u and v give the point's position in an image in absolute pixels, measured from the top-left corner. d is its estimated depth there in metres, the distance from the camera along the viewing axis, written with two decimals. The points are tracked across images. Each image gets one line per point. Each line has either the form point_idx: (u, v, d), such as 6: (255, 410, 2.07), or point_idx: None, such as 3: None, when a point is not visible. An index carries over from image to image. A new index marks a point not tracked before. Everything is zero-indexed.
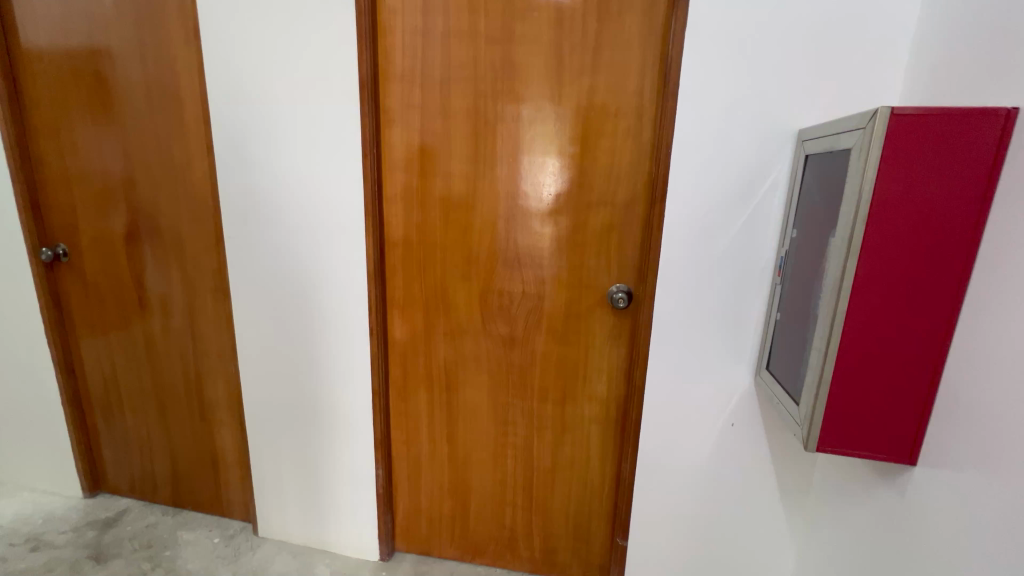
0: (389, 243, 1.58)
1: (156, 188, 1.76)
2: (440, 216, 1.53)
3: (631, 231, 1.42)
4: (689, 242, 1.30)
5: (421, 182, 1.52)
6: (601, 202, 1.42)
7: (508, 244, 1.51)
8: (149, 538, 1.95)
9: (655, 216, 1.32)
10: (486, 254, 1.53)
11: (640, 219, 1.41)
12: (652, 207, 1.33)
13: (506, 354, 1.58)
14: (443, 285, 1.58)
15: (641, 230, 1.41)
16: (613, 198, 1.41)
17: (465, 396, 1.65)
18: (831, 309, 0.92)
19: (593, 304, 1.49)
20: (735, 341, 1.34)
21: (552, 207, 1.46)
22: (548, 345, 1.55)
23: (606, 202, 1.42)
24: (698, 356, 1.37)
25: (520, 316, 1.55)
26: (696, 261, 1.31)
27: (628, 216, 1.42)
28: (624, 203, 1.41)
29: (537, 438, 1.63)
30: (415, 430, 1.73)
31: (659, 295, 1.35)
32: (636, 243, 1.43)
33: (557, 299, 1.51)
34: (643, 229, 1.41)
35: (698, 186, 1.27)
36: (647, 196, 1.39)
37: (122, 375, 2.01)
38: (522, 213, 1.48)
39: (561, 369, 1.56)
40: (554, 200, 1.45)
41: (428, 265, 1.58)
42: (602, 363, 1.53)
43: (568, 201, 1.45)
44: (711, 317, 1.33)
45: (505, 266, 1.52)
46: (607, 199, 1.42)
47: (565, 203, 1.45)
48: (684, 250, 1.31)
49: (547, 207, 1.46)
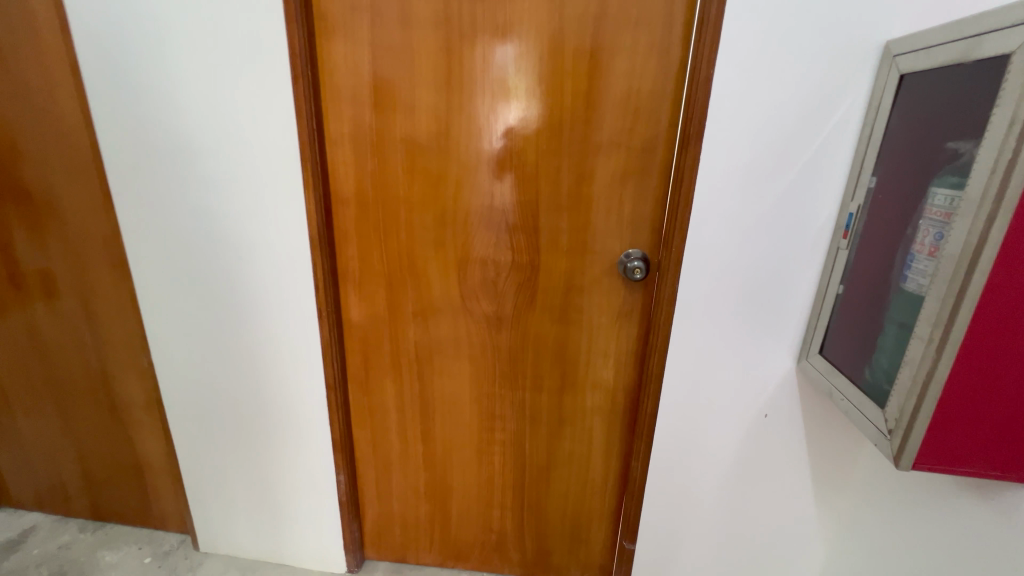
0: (337, 201, 1.22)
1: (11, 129, 1.30)
2: (403, 163, 1.18)
3: (651, 183, 1.12)
4: (727, 198, 1.02)
5: (375, 118, 1.15)
6: (614, 143, 1.10)
7: (492, 201, 1.18)
8: (63, 563, 1.62)
9: (686, 161, 1.02)
10: (463, 214, 1.20)
11: (663, 168, 1.11)
12: (682, 151, 1.02)
13: (491, 336, 1.29)
14: (410, 254, 1.24)
15: (665, 182, 1.11)
16: (630, 140, 1.10)
17: (441, 386, 1.36)
18: (958, 287, 0.67)
19: (599, 276, 1.20)
20: (778, 319, 1.09)
21: (549, 151, 1.13)
22: (543, 326, 1.26)
23: (620, 146, 1.10)
24: (730, 338, 1.12)
25: (508, 291, 1.24)
26: (736, 221, 1.03)
27: (647, 164, 1.11)
28: (645, 146, 1.10)
29: (530, 432, 1.38)
30: (382, 427, 1.44)
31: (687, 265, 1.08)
32: (657, 198, 1.13)
33: (555, 272, 1.21)
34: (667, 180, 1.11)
35: (743, 123, 0.97)
36: (672, 137, 1.08)
37: (6, 372, 1.60)
38: (510, 160, 1.15)
39: (559, 354, 1.29)
40: (550, 141, 1.12)
41: (388, 229, 1.23)
42: (609, 346, 1.26)
43: (570, 143, 1.12)
44: (750, 290, 1.08)
45: (488, 228, 1.20)
46: (623, 142, 1.10)
47: (567, 147, 1.12)
48: (721, 209, 1.03)
49: (541, 151, 1.13)
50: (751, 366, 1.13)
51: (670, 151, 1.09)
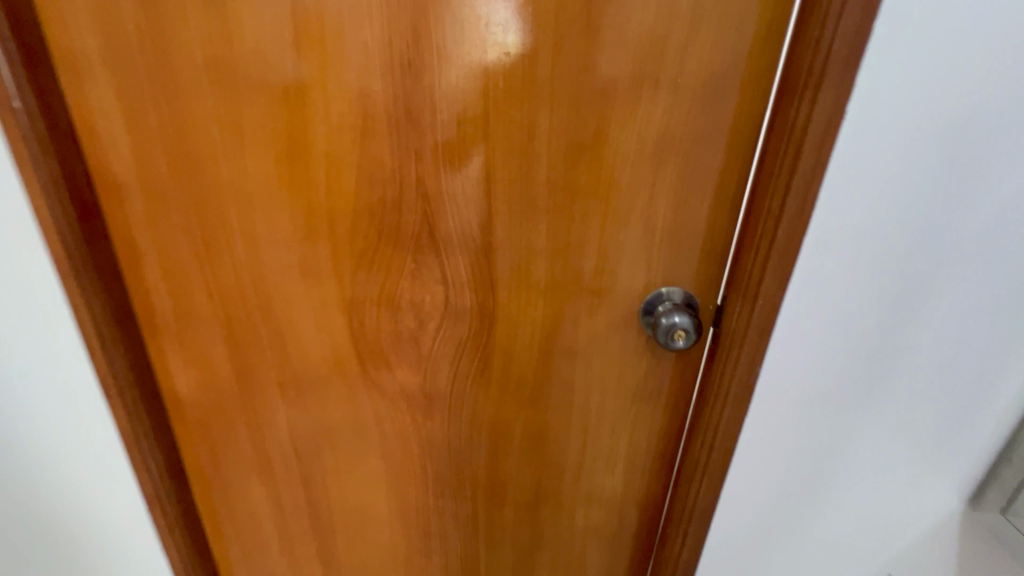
0: (109, 189, 0.64)
1: None
2: (223, 119, 0.59)
3: (711, 164, 0.56)
4: (872, 214, 0.51)
5: (149, 21, 0.55)
6: (644, 81, 0.54)
7: (402, 198, 0.61)
8: None
9: (800, 131, 0.48)
10: (349, 221, 0.63)
11: (743, 132, 0.55)
12: (796, 106, 0.48)
13: (417, 422, 0.76)
14: (262, 289, 0.69)
15: (744, 160, 0.56)
16: (680, 73, 0.53)
17: (342, 491, 0.84)
18: None
19: (603, 331, 0.67)
20: (934, 434, 0.61)
21: (513, 103, 0.56)
22: (503, 412, 0.74)
23: (658, 86, 0.54)
24: (833, 455, 0.64)
25: (441, 353, 0.70)
26: (883, 265, 0.53)
27: (705, 126, 0.55)
28: (708, 87, 0.53)
29: (486, 557, 0.87)
30: (256, 544, 0.92)
31: (780, 327, 0.56)
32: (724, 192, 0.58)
33: (523, 328, 0.67)
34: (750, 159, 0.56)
35: (948, 67, 0.45)
36: (762, 70, 0.52)
37: None
38: (433, 116, 0.57)
39: (531, 453, 0.77)
40: (517, 83, 0.55)
41: (216, 245, 0.67)
42: (616, 442, 0.74)
43: (558, 88, 0.55)
44: (886, 384, 0.59)
45: (402, 255, 0.64)
46: (664, 78, 0.53)
47: (551, 93, 0.55)
48: (854, 240, 0.52)
49: (500, 104, 0.56)
50: (860, 494, 0.67)
51: (760, 97, 0.53)
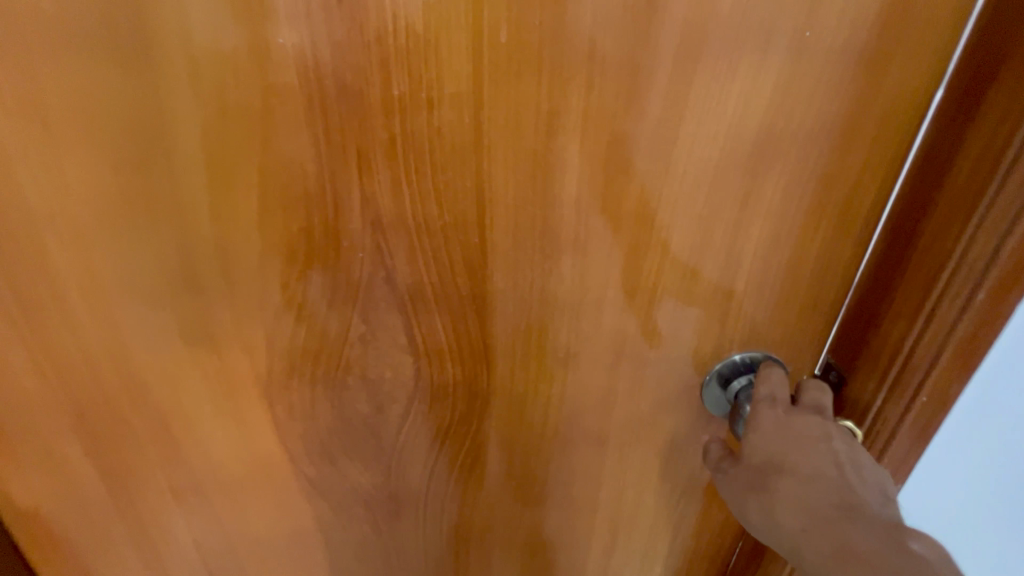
0: None
1: None
2: (10, 88, 0.33)
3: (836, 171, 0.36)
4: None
5: None
6: (750, 32, 0.32)
7: (342, 229, 0.38)
8: None
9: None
10: (254, 262, 0.39)
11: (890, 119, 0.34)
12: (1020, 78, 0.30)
13: (378, 529, 0.54)
14: (125, 362, 0.44)
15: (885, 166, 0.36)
16: (811, 20, 0.31)
17: None
18: None
19: (648, 412, 0.46)
20: None
21: (529, 74, 0.33)
22: (500, 514, 0.53)
23: (772, 42, 0.32)
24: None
25: (411, 444, 0.48)
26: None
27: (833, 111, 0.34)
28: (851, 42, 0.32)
29: None
30: None
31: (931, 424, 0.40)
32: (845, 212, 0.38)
33: (531, 408, 0.46)
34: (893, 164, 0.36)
35: None
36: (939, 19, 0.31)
37: None
38: (386, 92, 0.33)
39: (537, 560, 0.56)
40: (536, 38, 0.32)
41: (37, 299, 0.41)
42: (654, 545, 0.55)
43: (607, 48, 0.32)
44: None
45: (346, 316, 0.41)
46: (784, 25, 0.31)
47: (592, 55, 0.32)
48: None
49: (504, 78, 0.33)
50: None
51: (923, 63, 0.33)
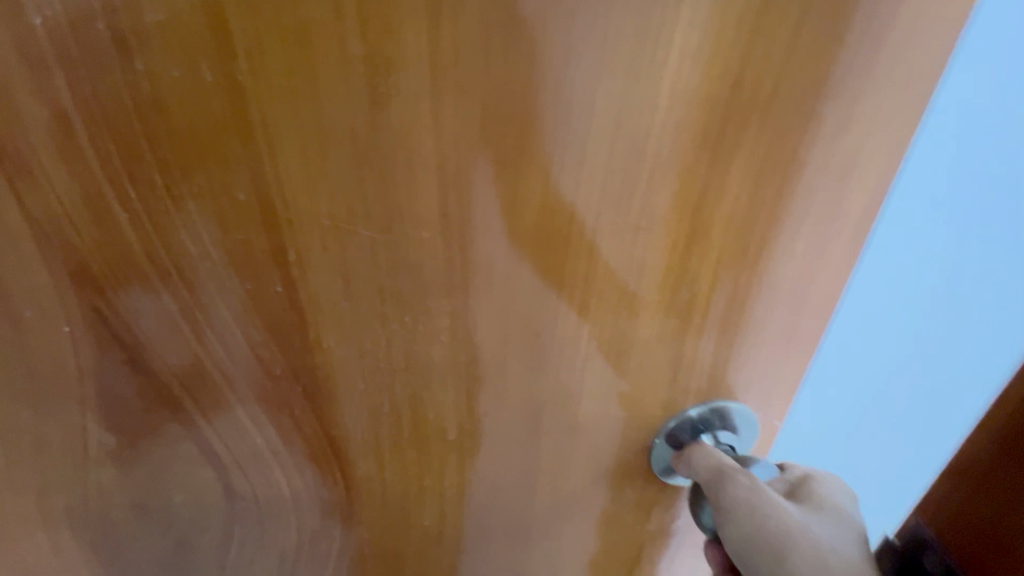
0: None
1: None
2: None
3: (824, 160, 0.25)
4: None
5: None
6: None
7: (19, 289, 0.21)
8: None
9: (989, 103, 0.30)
10: None
11: (888, 75, 0.24)
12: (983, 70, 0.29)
13: None
14: None
15: (878, 142, 0.26)
16: None
17: None
18: None
19: (583, 490, 0.33)
20: None
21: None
22: None
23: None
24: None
25: None
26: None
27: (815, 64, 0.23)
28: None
29: None
30: None
31: None
32: (828, 203, 0.27)
33: (419, 509, 0.32)
34: (890, 142, 0.26)
35: None
36: None
37: None
38: (18, 18, 0.16)
39: None
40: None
41: None
42: None
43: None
44: None
45: (73, 424, 0.24)
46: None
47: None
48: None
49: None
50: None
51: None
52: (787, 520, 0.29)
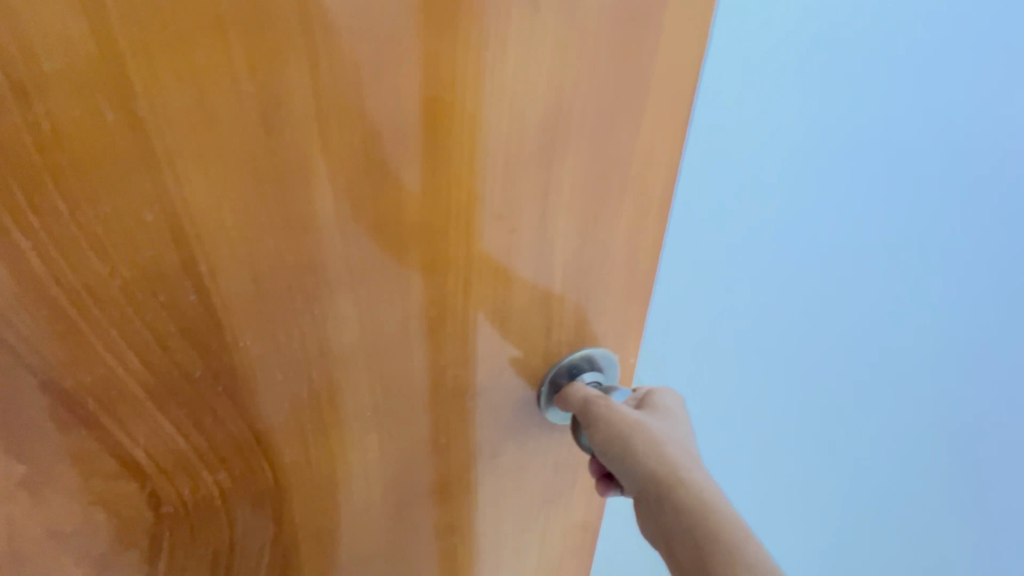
0: None
1: None
2: None
3: (635, 156, 0.33)
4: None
5: None
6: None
7: None
8: None
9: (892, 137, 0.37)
10: None
11: (672, 92, 0.32)
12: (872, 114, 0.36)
13: None
14: None
15: (673, 142, 0.34)
16: None
17: None
18: None
19: (490, 441, 0.40)
20: None
21: (208, 38, 0.21)
22: None
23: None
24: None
25: None
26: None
27: (617, 90, 0.30)
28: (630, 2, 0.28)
29: None
30: None
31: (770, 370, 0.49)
32: (648, 191, 0.35)
33: (347, 485, 0.35)
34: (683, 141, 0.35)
35: None
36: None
37: None
38: None
39: None
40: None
41: None
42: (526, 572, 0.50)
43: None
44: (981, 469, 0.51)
45: None
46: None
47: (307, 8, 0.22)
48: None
49: (165, 48, 0.20)
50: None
51: (697, 32, 0.31)
52: (625, 412, 0.35)
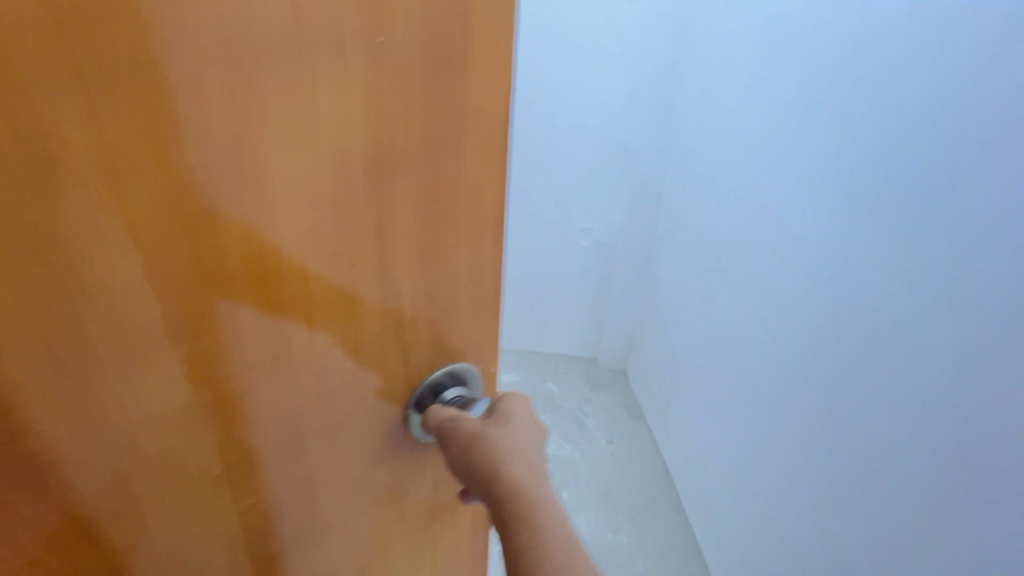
0: None
1: None
2: None
3: (464, 185, 0.36)
4: (830, 254, 0.90)
5: None
6: (315, 31, 0.26)
7: None
8: None
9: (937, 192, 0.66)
10: None
11: (485, 130, 0.36)
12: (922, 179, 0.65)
13: None
14: None
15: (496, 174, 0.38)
16: (380, 25, 0.28)
17: None
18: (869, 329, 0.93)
19: (358, 475, 0.39)
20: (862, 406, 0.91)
21: None
22: None
23: (346, 43, 0.27)
24: (878, 523, 0.81)
25: None
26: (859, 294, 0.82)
27: (437, 133, 0.33)
28: (433, 50, 0.31)
29: None
30: None
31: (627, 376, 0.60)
32: (481, 218, 0.39)
33: (197, 552, 0.33)
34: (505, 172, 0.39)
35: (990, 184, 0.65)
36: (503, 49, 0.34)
37: None
38: None
39: None
40: None
41: None
42: None
43: (105, 53, 0.21)
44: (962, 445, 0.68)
45: None
46: (353, 25, 0.27)
47: (76, 62, 0.21)
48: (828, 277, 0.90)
49: None
50: (787, 468, 1.02)
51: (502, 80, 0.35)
52: (471, 420, 0.38)
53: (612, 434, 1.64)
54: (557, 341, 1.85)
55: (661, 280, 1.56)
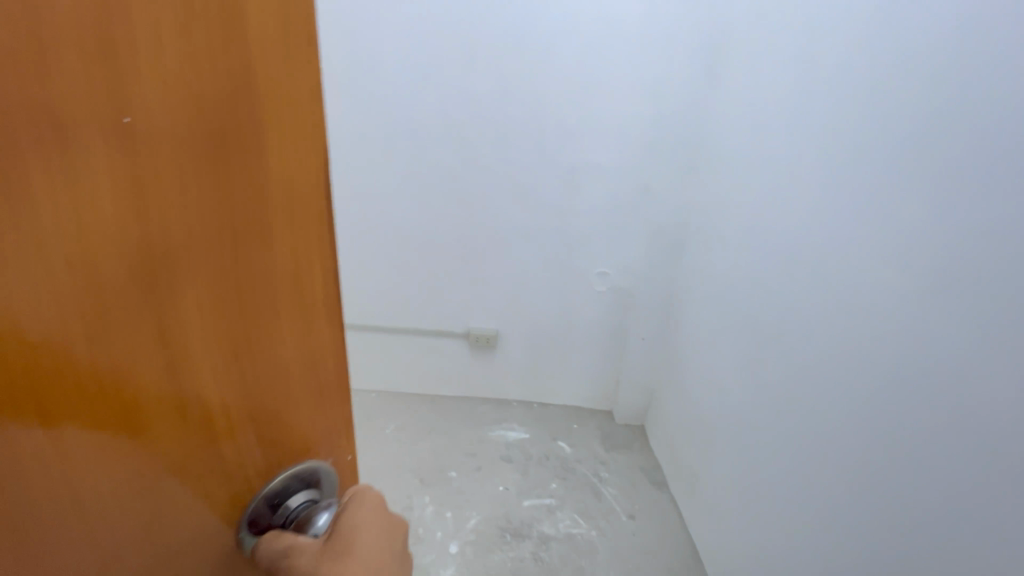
0: None
1: None
2: None
3: (282, 270, 0.31)
4: (861, 307, 0.79)
5: None
6: (17, 114, 0.19)
7: None
8: None
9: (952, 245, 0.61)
10: None
11: (296, 208, 0.31)
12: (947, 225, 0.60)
13: None
14: None
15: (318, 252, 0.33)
16: (123, 103, 0.22)
17: None
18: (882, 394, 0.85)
19: None
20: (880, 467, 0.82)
21: None
22: None
23: (75, 127, 0.21)
24: None
25: None
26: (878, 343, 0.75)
27: (227, 224, 0.28)
28: (215, 126, 0.26)
29: None
30: None
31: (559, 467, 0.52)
32: (307, 306, 0.33)
33: None
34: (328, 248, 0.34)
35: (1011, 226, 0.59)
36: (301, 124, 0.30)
37: None
38: None
39: None
40: None
41: None
42: None
43: None
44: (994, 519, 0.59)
45: None
46: (85, 104, 0.21)
47: None
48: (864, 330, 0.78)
49: None
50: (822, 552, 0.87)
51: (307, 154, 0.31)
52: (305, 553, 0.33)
53: (634, 507, 1.40)
54: (567, 394, 1.74)
55: (689, 326, 1.39)
